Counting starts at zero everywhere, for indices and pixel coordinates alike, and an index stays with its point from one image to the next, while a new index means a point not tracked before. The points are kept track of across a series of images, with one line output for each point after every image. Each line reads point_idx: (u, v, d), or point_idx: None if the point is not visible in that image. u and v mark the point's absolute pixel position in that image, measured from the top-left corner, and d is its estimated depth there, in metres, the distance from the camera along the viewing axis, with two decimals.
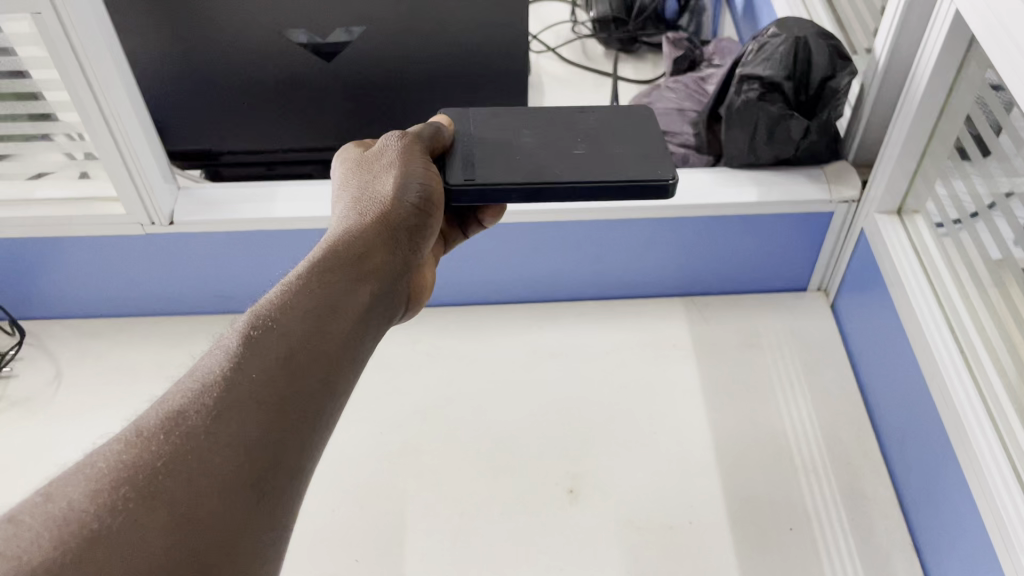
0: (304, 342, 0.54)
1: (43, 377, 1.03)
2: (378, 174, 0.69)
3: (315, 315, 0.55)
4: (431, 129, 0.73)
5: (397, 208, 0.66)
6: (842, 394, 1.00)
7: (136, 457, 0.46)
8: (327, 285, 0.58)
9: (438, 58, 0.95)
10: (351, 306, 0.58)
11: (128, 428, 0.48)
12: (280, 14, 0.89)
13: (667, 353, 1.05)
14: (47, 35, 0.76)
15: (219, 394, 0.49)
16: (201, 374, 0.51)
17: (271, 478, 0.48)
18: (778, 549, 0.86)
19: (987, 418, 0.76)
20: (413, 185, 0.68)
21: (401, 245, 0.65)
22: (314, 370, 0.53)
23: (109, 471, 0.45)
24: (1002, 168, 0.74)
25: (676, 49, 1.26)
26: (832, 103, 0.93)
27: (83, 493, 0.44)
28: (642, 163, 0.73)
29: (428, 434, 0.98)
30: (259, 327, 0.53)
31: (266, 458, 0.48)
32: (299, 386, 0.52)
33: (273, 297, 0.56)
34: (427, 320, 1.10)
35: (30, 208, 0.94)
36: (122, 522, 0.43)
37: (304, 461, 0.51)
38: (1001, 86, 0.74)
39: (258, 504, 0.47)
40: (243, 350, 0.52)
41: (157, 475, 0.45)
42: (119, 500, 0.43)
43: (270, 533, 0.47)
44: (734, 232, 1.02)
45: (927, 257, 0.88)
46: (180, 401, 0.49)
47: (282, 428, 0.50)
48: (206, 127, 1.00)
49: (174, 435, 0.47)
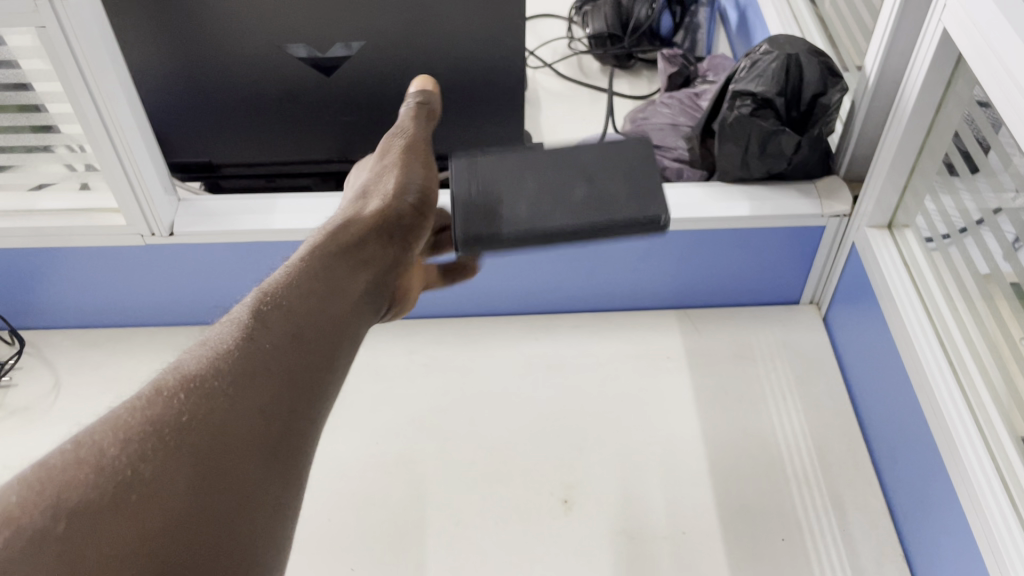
0: (316, 316, 0.55)
1: (41, 385, 1.04)
2: (381, 172, 0.73)
3: (323, 292, 0.57)
4: (433, 116, 0.77)
5: (398, 202, 0.70)
6: (834, 405, 1.01)
7: (160, 411, 0.47)
8: (334, 268, 0.60)
9: (436, 73, 0.96)
10: (355, 288, 0.60)
11: (148, 390, 0.49)
12: (281, 30, 0.90)
13: (661, 364, 1.06)
14: (50, 47, 0.77)
15: (235, 360, 0.51)
16: (216, 344, 0.53)
17: (289, 443, 0.49)
18: (769, 558, 0.87)
19: (975, 428, 0.77)
20: (415, 179, 0.72)
21: (398, 240, 0.68)
22: (326, 343, 0.55)
23: (133, 424, 0.46)
24: (991, 185, 0.76)
25: (671, 66, 1.28)
26: (823, 119, 0.95)
27: (110, 441, 0.44)
28: (636, 204, 0.75)
29: (424, 445, 0.98)
30: (271, 301, 0.55)
31: (283, 422, 0.49)
32: (311, 355, 0.54)
33: (280, 276, 0.59)
34: (424, 332, 1.11)
35: (32, 218, 0.95)
36: (151, 467, 0.43)
37: (316, 433, 0.52)
38: (986, 103, 0.75)
39: (276, 465, 0.48)
40: (255, 320, 0.54)
41: (182, 428, 0.46)
42: (145, 450, 0.44)
43: (289, 491, 0.48)
44: (726, 246, 1.03)
45: (918, 272, 0.89)
46: (198, 365, 0.51)
47: (296, 396, 0.51)
48: (207, 139, 1.01)
49: (195, 393, 0.48)
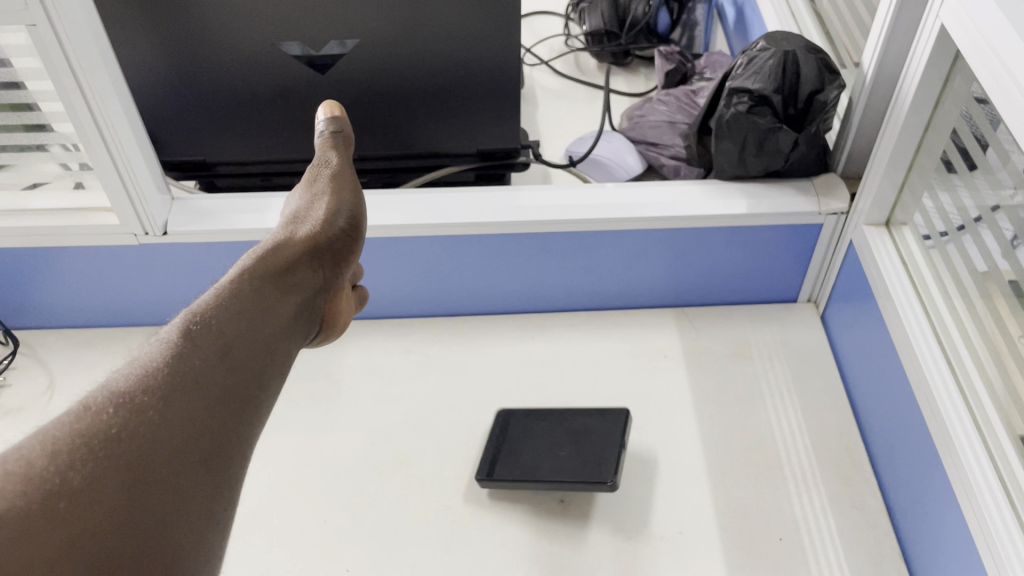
0: (241, 338, 0.62)
1: (36, 386, 1.03)
2: (313, 200, 0.79)
3: (249, 315, 0.64)
4: (349, 143, 0.85)
5: (328, 229, 0.76)
6: (831, 404, 1.00)
7: (88, 424, 0.52)
8: (262, 292, 0.67)
9: (431, 71, 0.95)
10: (281, 312, 0.67)
11: (77, 406, 0.54)
12: (274, 28, 0.89)
13: (657, 363, 1.06)
14: (42, 45, 0.76)
15: (164, 379, 0.57)
16: (147, 362, 0.59)
17: (214, 455, 0.56)
18: (767, 558, 0.87)
19: (973, 427, 0.77)
20: (343, 208, 0.79)
21: (325, 265, 0.74)
22: (250, 362, 0.62)
23: (62, 437, 0.51)
24: (989, 182, 0.75)
25: (669, 62, 1.27)
26: (820, 116, 0.95)
27: (39, 453, 0.50)
28: None
29: (420, 445, 0.98)
30: (199, 322, 0.62)
31: (207, 435, 0.56)
32: (235, 372, 0.60)
33: (208, 297, 0.65)
34: (420, 331, 1.10)
35: (25, 218, 0.94)
36: (83, 475, 0.50)
37: (242, 444, 0.59)
38: (984, 100, 0.75)
39: (200, 475, 0.54)
40: (182, 340, 0.60)
41: (109, 441, 0.52)
42: (74, 461, 0.50)
43: (212, 497, 0.55)
44: (724, 245, 1.03)
45: (916, 270, 0.89)
46: (126, 382, 0.56)
47: (219, 412, 0.58)
48: (201, 138, 1.00)
49: (123, 408, 0.54)
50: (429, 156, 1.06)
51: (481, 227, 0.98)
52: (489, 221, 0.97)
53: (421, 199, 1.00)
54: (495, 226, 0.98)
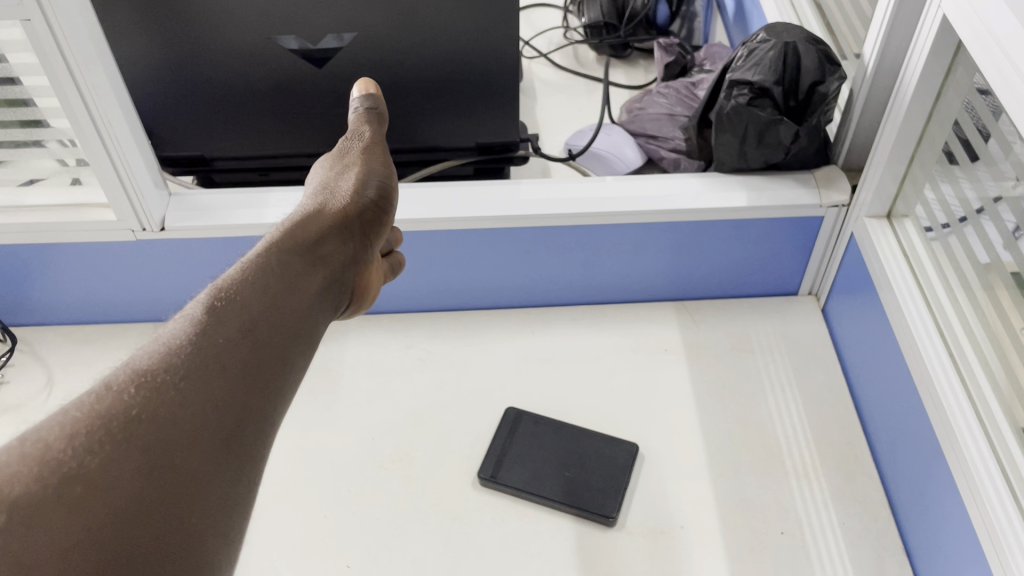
0: (268, 314, 0.62)
1: (34, 383, 1.03)
2: (341, 173, 0.79)
3: (275, 291, 0.64)
4: (383, 119, 0.84)
5: (357, 202, 0.76)
6: (833, 397, 1.00)
7: (107, 405, 0.52)
8: (289, 266, 0.66)
9: (429, 65, 0.95)
10: (308, 286, 0.66)
11: (98, 385, 0.54)
12: (271, 21, 0.88)
13: (658, 357, 1.05)
14: (37, 41, 0.76)
15: (188, 356, 0.57)
16: (172, 339, 0.59)
17: (240, 435, 0.56)
18: (768, 551, 0.87)
19: (975, 419, 0.76)
20: (372, 181, 0.78)
21: (354, 237, 0.74)
22: (275, 339, 0.61)
23: (81, 418, 0.51)
24: (991, 174, 0.75)
25: (668, 55, 1.26)
26: (821, 108, 0.94)
27: (57, 436, 0.50)
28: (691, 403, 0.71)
29: (419, 441, 0.97)
30: (226, 299, 0.62)
31: (233, 414, 0.56)
32: (261, 350, 0.60)
33: (234, 272, 0.65)
34: (420, 326, 1.10)
35: (22, 215, 0.94)
36: (104, 457, 0.50)
37: (267, 424, 0.59)
38: (987, 90, 0.74)
39: (222, 458, 0.54)
40: (207, 317, 0.60)
41: (131, 422, 0.52)
42: (95, 442, 0.50)
43: (235, 480, 0.54)
44: (724, 238, 1.02)
45: (918, 262, 0.88)
46: (149, 361, 0.56)
47: (246, 390, 0.58)
48: (198, 133, 1.00)
49: (144, 388, 0.54)
50: (428, 150, 1.06)
51: (479, 222, 0.98)
52: (488, 215, 0.97)
53: (419, 193, 0.99)
54: (494, 220, 0.98)
